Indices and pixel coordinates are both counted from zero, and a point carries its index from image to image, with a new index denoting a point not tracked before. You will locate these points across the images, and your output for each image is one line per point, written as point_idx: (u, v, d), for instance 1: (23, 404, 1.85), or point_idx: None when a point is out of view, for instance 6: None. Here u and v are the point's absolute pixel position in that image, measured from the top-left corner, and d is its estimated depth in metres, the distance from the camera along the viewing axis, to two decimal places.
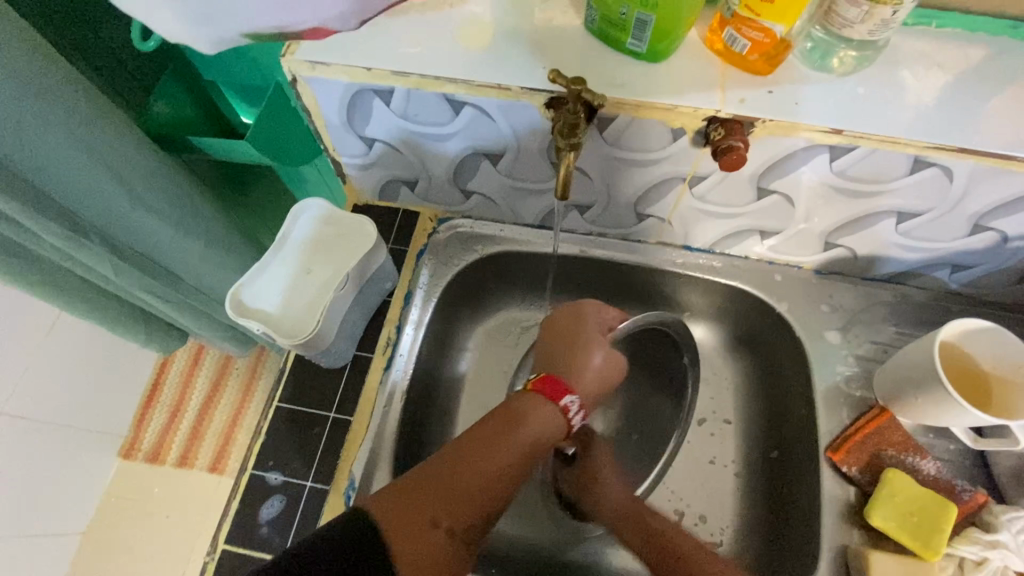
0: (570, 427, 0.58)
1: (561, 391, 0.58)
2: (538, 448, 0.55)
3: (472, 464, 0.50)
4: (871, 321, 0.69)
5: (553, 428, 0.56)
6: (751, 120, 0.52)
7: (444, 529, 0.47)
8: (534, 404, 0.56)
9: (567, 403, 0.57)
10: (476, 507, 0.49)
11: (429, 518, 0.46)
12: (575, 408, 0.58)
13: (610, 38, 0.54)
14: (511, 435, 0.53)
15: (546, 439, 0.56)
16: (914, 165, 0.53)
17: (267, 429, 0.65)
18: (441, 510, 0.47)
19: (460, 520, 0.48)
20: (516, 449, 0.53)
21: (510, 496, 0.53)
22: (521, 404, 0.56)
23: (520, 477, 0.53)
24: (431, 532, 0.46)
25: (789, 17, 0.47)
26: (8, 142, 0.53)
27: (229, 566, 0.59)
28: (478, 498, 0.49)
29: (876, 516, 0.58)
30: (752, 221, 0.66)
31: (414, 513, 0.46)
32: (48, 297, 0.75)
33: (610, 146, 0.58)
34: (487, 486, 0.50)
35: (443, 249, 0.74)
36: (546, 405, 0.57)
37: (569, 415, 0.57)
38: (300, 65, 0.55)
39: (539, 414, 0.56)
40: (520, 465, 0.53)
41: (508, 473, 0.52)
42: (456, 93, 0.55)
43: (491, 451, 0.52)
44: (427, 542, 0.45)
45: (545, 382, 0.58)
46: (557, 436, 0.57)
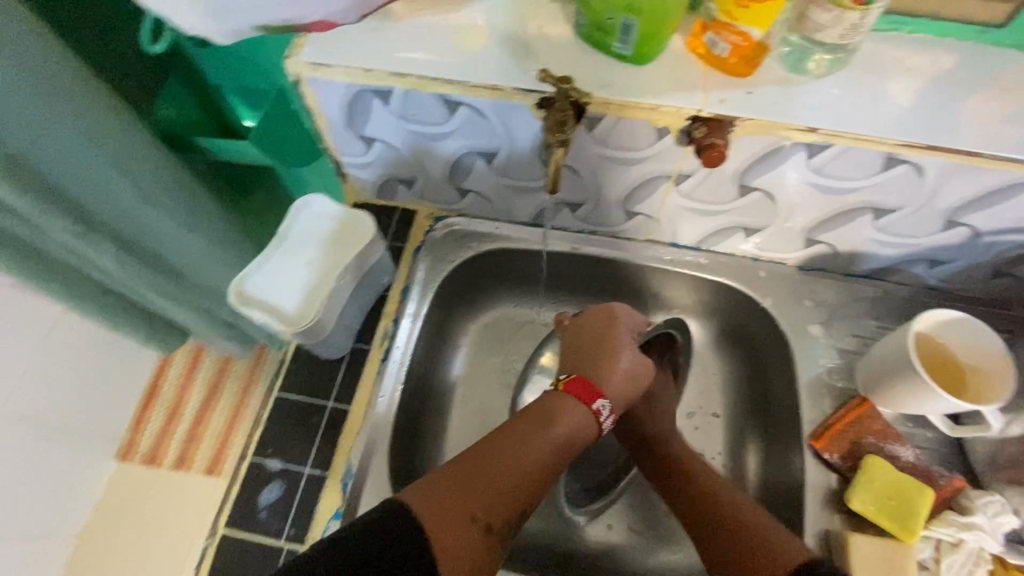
0: (601, 428, 0.60)
1: (593, 395, 0.59)
2: (570, 448, 0.56)
3: (512, 456, 0.52)
4: (853, 315, 0.72)
5: (586, 428, 0.58)
6: (731, 119, 0.54)
7: (482, 524, 0.48)
8: (567, 404, 0.58)
9: (598, 407, 0.59)
10: (513, 502, 0.50)
11: (470, 513, 0.47)
12: (606, 412, 0.60)
13: (597, 42, 0.57)
14: (545, 433, 0.55)
15: (576, 439, 0.57)
16: (886, 162, 0.56)
17: (267, 418, 0.67)
18: (481, 505, 0.48)
19: (497, 516, 0.49)
20: (553, 445, 0.54)
21: (542, 494, 0.54)
22: (554, 404, 0.58)
23: (553, 470, 0.54)
24: (471, 527, 0.47)
25: (764, 22, 0.51)
26: (24, 138, 0.55)
27: (228, 550, 0.61)
28: (515, 492, 0.50)
29: (855, 500, 0.60)
30: (736, 217, 0.68)
31: (456, 508, 0.47)
32: (54, 293, 0.76)
33: (599, 145, 0.61)
34: (524, 481, 0.51)
35: (439, 246, 0.77)
36: (578, 406, 0.58)
37: (599, 418, 0.59)
38: (303, 67, 0.58)
39: (573, 413, 0.58)
40: (555, 462, 0.54)
41: (542, 471, 0.53)
42: (451, 94, 0.58)
43: (526, 446, 0.53)
44: (468, 535, 0.46)
45: (577, 382, 0.60)
46: (588, 438, 0.59)
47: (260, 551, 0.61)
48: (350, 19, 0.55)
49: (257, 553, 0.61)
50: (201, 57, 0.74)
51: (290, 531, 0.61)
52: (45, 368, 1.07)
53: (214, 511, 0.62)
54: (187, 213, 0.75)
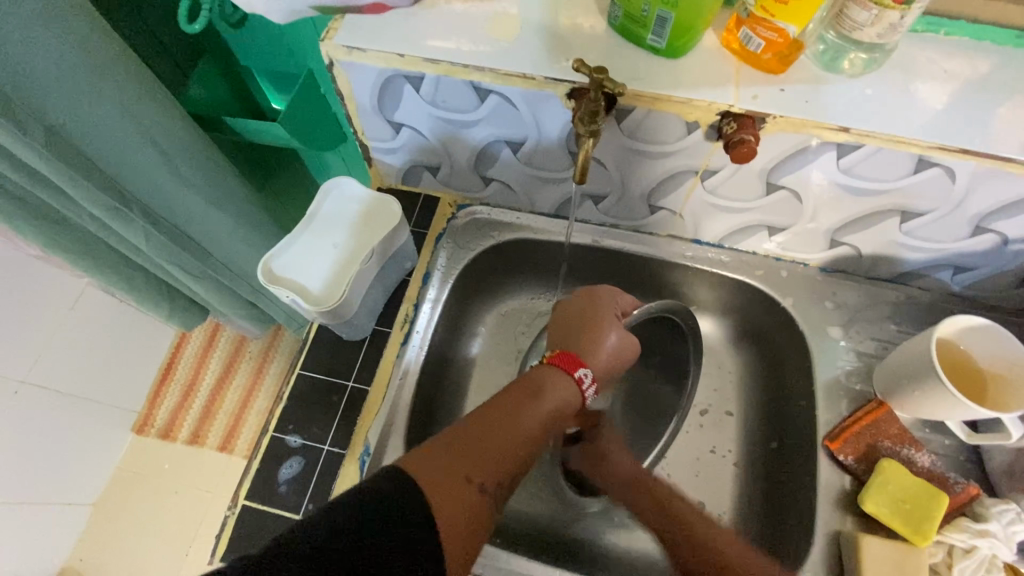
0: (585, 400, 0.60)
1: (576, 364, 0.60)
2: (556, 418, 0.56)
3: (502, 425, 0.51)
4: (873, 319, 0.71)
5: (572, 399, 0.58)
6: (762, 116, 0.54)
7: (477, 485, 0.46)
8: (550, 374, 0.58)
9: (581, 375, 0.59)
10: (505, 467, 0.49)
11: (464, 475, 0.46)
12: (588, 381, 0.60)
13: (631, 34, 0.57)
14: (534, 404, 0.55)
15: (562, 409, 0.57)
16: (917, 165, 0.55)
17: (289, 395, 0.68)
18: (473, 466, 0.47)
19: (490, 478, 0.47)
20: (539, 413, 0.54)
21: (529, 464, 0.53)
22: (539, 374, 0.58)
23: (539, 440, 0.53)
24: (467, 488, 0.45)
25: (802, 18, 0.50)
26: (64, 112, 0.57)
27: (247, 521, 0.62)
28: (505, 455, 0.49)
29: (869, 502, 0.60)
30: (760, 216, 0.68)
31: (449, 471, 0.46)
32: (84, 266, 0.79)
33: (626, 138, 0.61)
34: (512, 445, 0.51)
35: (461, 233, 0.77)
36: (562, 376, 0.59)
37: (582, 386, 0.59)
38: (337, 50, 0.59)
39: (557, 384, 0.58)
40: (542, 430, 0.54)
41: (528, 439, 0.52)
42: (482, 81, 0.58)
43: (510, 414, 0.52)
44: (466, 496, 0.45)
45: (560, 355, 0.61)
46: (573, 406, 0.58)
47: (278, 525, 0.62)
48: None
49: (276, 527, 0.62)
50: (234, 37, 0.75)
51: (309, 505, 0.63)
52: (68, 343, 1.08)
53: (235, 483, 0.64)
54: (215, 192, 0.76)
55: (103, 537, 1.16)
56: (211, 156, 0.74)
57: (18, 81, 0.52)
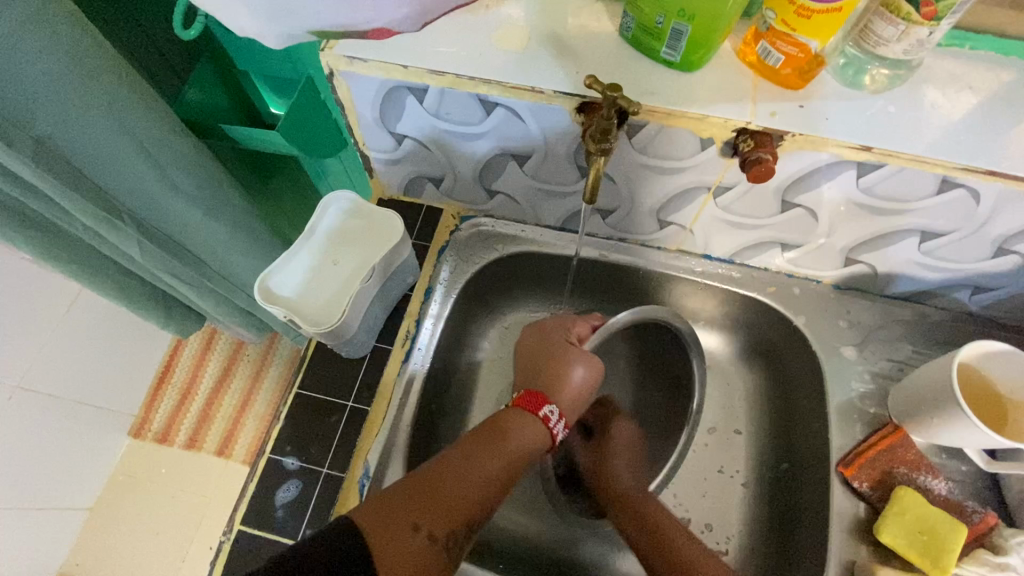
0: (554, 438, 0.61)
1: (540, 402, 0.62)
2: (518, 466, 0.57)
3: (459, 473, 0.52)
4: (889, 339, 0.69)
5: (540, 441, 0.60)
6: (781, 133, 0.52)
7: (426, 532, 0.47)
8: (516, 417, 0.60)
9: (546, 413, 0.61)
10: (458, 514, 0.50)
11: (412, 521, 0.47)
12: (555, 417, 0.62)
13: (644, 47, 0.54)
14: (496, 449, 0.56)
15: (525, 455, 0.58)
16: (940, 186, 0.53)
17: (286, 414, 0.66)
18: (422, 513, 0.48)
19: (440, 525, 0.48)
20: (500, 459, 0.55)
21: (490, 512, 0.53)
22: (505, 418, 0.60)
23: (501, 486, 0.54)
24: (413, 535, 0.47)
25: (825, 33, 0.48)
26: (52, 122, 0.54)
27: (243, 546, 0.61)
28: (458, 505, 0.50)
29: (885, 532, 0.58)
30: (773, 233, 0.66)
31: (397, 517, 0.47)
32: (76, 275, 0.76)
33: (638, 153, 0.59)
34: (467, 495, 0.51)
35: (464, 246, 0.75)
36: (526, 417, 0.60)
37: (549, 424, 0.61)
38: (337, 60, 0.56)
39: (523, 427, 0.59)
40: (504, 477, 0.55)
41: (485, 487, 0.53)
42: (488, 93, 0.56)
43: (469, 461, 0.54)
44: (409, 544, 0.46)
45: (524, 396, 0.62)
46: (537, 449, 0.60)
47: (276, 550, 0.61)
48: (409, 23, 0.51)
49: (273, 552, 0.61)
50: (232, 42, 0.73)
51: (306, 530, 0.61)
52: (63, 350, 1.06)
53: (231, 506, 0.62)
54: (211, 202, 0.74)
55: (99, 545, 1.15)
56: (206, 165, 0.72)
57: (3, 91, 0.50)
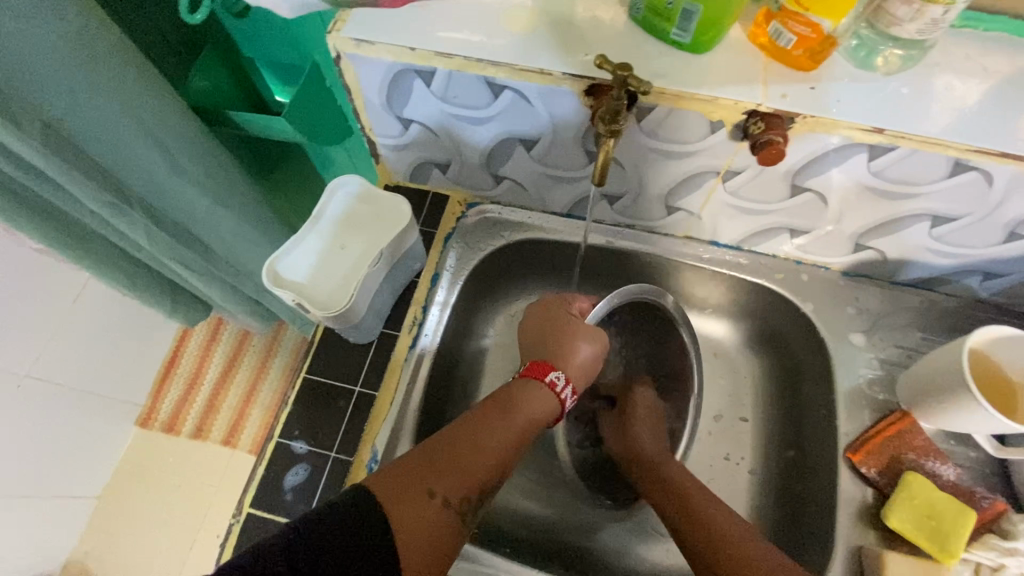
0: (563, 404, 0.62)
1: (547, 369, 0.62)
2: (528, 436, 0.57)
3: (471, 442, 0.53)
4: (897, 326, 0.69)
5: (548, 406, 0.60)
6: (792, 116, 0.51)
7: (440, 498, 0.48)
8: (522, 386, 0.61)
9: (552, 378, 0.62)
10: (471, 481, 0.50)
11: (427, 488, 0.48)
12: (562, 383, 0.62)
13: (653, 28, 0.54)
14: (506, 419, 0.56)
15: (536, 424, 0.59)
16: (953, 169, 0.53)
17: (294, 400, 0.66)
18: (437, 480, 0.49)
19: (454, 491, 0.49)
20: (511, 428, 0.56)
21: (500, 481, 0.54)
22: (516, 387, 0.61)
23: (511, 454, 0.55)
24: (429, 501, 0.47)
25: (838, 14, 0.47)
26: (63, 107, 0.54)
27: (252, 529, 0.61)
28: (472, 473, 0.51)
29: (892, 516, 0.58)
30: (782, 218, 0.66)
31: (414, 483, 0.47)
32: (84, 262, 0.77)
33: (646, 137, 0.59)
34: (482, 463, 0.52)
35: (470, 233, 0.75)
36: (535, 385, 0.61)
37: (557, 390, 0.61)
38: (344, 43, 0.56)
39: (532, 396, 0.60)
40: (514, 444, 0.56)
41: (496, 456, 0.53)
42: (496, 76, 0.56)
43: (480, 431, 0.54)
44: (426, 510, 0.46)
45: (530, 366, 0.63)
46: (548, 417, 0.61)
47: None
48: None
49: None
50: (237, 28, 0.72)
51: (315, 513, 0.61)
52: (70, 338, 1.07)
53: (240, 490, 0.62)
54: (217, 188, 0.74)
55: (108, 532, 1.16)
56: (212, 150, 0.72)
57: (16, 74, 0.50)
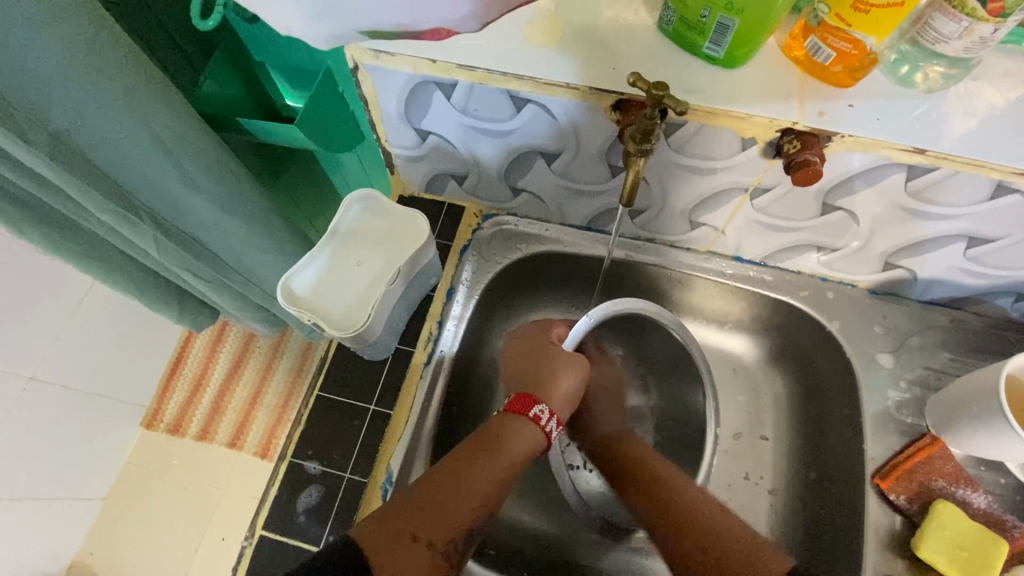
0: (548, 436, 0.60)
1: (531, 403, 0.60)
2: (516, 471, 0.55)
3: (456, 483, 0.51)
4: (925, 346, 0.67)
5: (534, 441, 0.58)
6: (829, 134, 0.50)
7: (424, 542, 0.47)
8: (507, 422, 0.58)
9: (536, 412, 0.59)
10: (456, 522, 0.49)
11: (410, 532, 0.47)
12: (546, 416, 0.60)
13: (684, 41, 0.52)
14: (493, 458, 0.54)
15: (523, 461, 0.56)
16: (994, 191, 0.51)
17: (307, 417, 0.65)
18: (421, 524, 0.48)
19: (438, 534, 0.48)
20: (497, 467, 0.54)
21: (488, 517, 0.53)
22: (499, 425, 0.58)
23: (496, 493, 0.53)
24: (412, 546, 0.46)
25: (883, 30, 0.45)
26: (70, 117, 0.52)
27: (265, 551, 0.60)
28: (456, 515, 0.50)
29: (924, 547, 0.57)
30: (811, 236, 0.64)
31: (397, 530, 0.47)
32: (89, 269, 0.75)
33: (673, 153, 0.57)
34: (468, 502, 0.51)
35: (486, 245, 0.73)
36: (519, 421, 0.59)
37: (541, 424, 0.59)
38: (362, 54, 0.54)
39: (517, 434, 0.57)
40: (501, 482, 0.54)
41: (481, 495, 0.52)
42: (519, 89, 0.54)
43: (466, 470, 0.53)
44: (409, 555, 0.46)
45: (513, 399, 0.61)
46: (535, 449, 0.58)
47: (301, 556, 0.60)
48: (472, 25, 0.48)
49: (295, 557, 0.60)
50: (249, 33, 0.70)
51: (329, 536, 0.60)
52: (74, 341, 1.05)
53: (253, 511, 0.61)
54: (228, 198, 0.72)
55: (112, 537, 1.14)
56: (223, 159, 0.69)
57: (20, 83, 0.48)
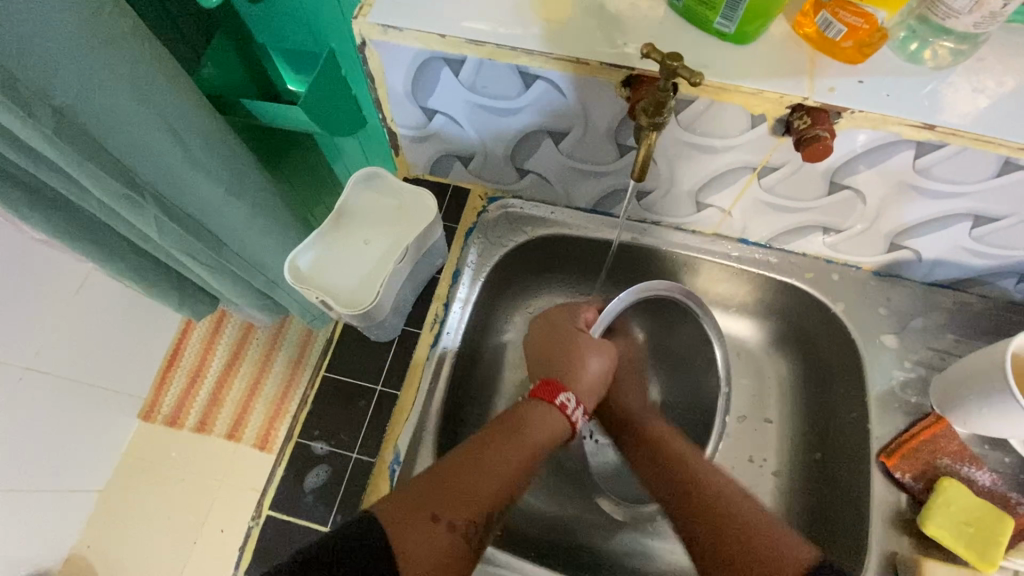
0: (573, 425, 0.59)
1: (557, 391, 0.59)
2: (538, 460, 0.55)
3: (479, 465, 0.51)
4: (930, 327, 0.67)
5: (559, 430, 0.57)
6: (839, 110, 0.50)
7: (446, 523, 0.46)
8: (533, 408, 0.58)
9: (562, 401, 0.59)
10: (479, 504, 0.49)
11: (431, 512, 0.46)
12: (572, 405, 0.59)
13: (694, 17, 0.52)
14: (515, 443, 0.53)
15: (547, 446, 0.55)
16: (1002, 168, 0.51)
17: (314, 399, 0.66)
18: (441, 504, 0.47)
19: (461, 515, 0.47)
20: (519, 450, 0.53)
21: (512, 501, 0.52)
22: (523, 411, 0.57)
23: (520, 476, 0.52)
24: (434, 526, 0.46)
25: (895, 3, 0.46)
26: (74, 92, 0.51)
27: (273, 530, 0.60)
28: (479, 497, 0.49)
29: (930, 523, 0.57)
30: (817, 217, 0.64)
31: (417, 509, 0.46)
32: (91, 254, 0.75)
33: (682, 132, 0.57)
34: (489, 485, 0.50)
35: (492, 228, 0.73)
36: (545, 409, 0.58)
37: (566, 413, 0.59)
38: (371, 29, 0.54)
39: (540, 420, 0.57)
40: (524, 466, 0.53)
41: (504, 477, 0.51)
42: (529, 66, 0.54)
43: (488, 454, 0.52)
44: (432, 536, 0.45)
45: (540, 387, 0.60)
46: (560, 440, 0.58)
47: (308, 536, 0.60)
48: None
49: (302, 536, 0.60)
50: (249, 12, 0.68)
51: (336, 515, 0.60)
52: (69, 329, 1.04)
53: (260, 491, 0.62)
54: (232, 180, 0.71)
55: (109, 529, 1.13)
56: (227, 140, 0.69)
57: (26, 58, 0.47)
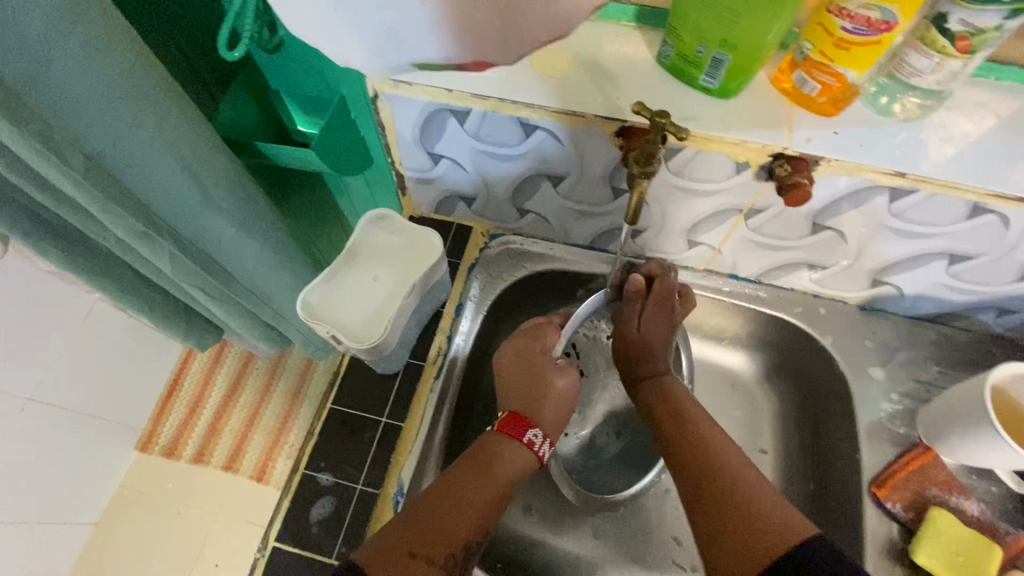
0: (541, 458, 0.62)
1: (524, 427, 0.61)
2: (506, 492, 0.58)
3: (452, 504, 0.54)
4: (915, 360, 0.70)
5: (524, 463, 0.60)
6: (817, 158, 0.54)
7: (423, 558, 0.49)
8: (502, 443, 0.60)
9: (530, 438, 0.61)
10: (452, 539, 0.52)
11: (408, 549, 0.49)
12: (540, 441, 0.62)
13: (681, 72, 0.56)
14: (484, 479, 0.56)
15: (515, 481, 0.58)
16: (971, 212, 0.55)
17: (320, 431, 0.68)
18: (417, 541, 0.50)
19: (438, 550, 0.50)
20: (488, 488, 0.56)
21: (486, 533, 0.56)
22: (490, 444, 0.60)
23: (492, 513, 0.56)
24: (411, 562, 0.49)
25: (862, 65, 0.50)
26: (103, 141, 0.55)
27: (280, 561, 0.62)
28: (452, 533, 0.52)
29: (921, 553, 0.59)
30: (804, 254, 0.67)
31: (395, 551, 0.49)
32: (104, 288, 0.77)
33: (671, 177, 0.61)
34: (462, 521, 0.53)
35: (493, 263, 0.77)
36: (511, 443, 0.60)
37: (535, 448, 0.61)
38: (383, 84, 0.58)
39: (508, 454, 0.59)
40: (493, 503, 0.56)
41: (478, 512, 0.54)
42: (530, 117, 0.58)
43: (460, 492, 0.55)
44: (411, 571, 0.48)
45: (508, 420, 0.62)
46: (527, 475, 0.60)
47: (313, 567, 0.61)
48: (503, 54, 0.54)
49: (308, 567, 0.62)
50: (268, 63, 0.72)
51: (341, 545, 0.61)
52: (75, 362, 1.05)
53: (267, 523, 0.63)
54: (245, 218, 0.74)
55: (102, 564, 1.12)
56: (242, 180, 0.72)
57: (59, 110, 0.50)
